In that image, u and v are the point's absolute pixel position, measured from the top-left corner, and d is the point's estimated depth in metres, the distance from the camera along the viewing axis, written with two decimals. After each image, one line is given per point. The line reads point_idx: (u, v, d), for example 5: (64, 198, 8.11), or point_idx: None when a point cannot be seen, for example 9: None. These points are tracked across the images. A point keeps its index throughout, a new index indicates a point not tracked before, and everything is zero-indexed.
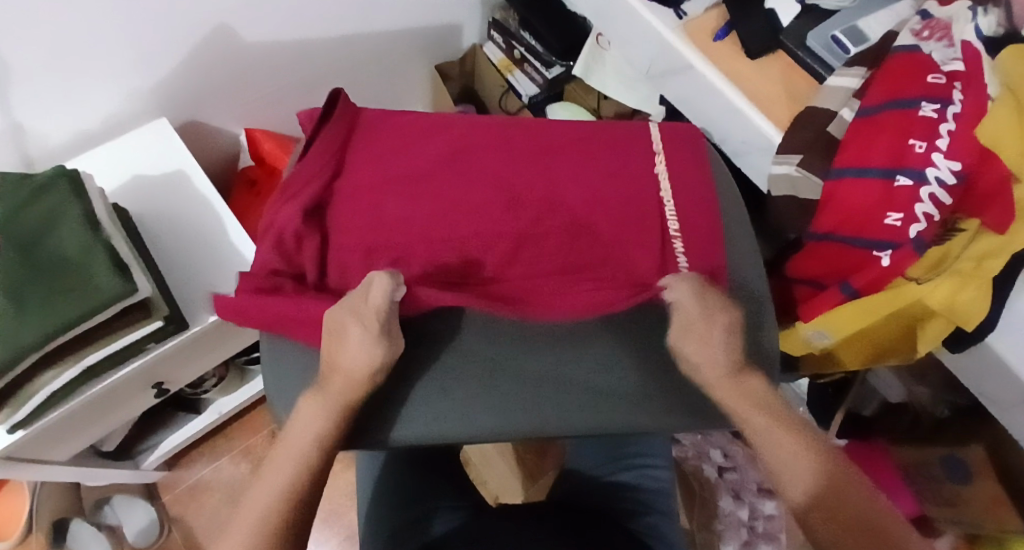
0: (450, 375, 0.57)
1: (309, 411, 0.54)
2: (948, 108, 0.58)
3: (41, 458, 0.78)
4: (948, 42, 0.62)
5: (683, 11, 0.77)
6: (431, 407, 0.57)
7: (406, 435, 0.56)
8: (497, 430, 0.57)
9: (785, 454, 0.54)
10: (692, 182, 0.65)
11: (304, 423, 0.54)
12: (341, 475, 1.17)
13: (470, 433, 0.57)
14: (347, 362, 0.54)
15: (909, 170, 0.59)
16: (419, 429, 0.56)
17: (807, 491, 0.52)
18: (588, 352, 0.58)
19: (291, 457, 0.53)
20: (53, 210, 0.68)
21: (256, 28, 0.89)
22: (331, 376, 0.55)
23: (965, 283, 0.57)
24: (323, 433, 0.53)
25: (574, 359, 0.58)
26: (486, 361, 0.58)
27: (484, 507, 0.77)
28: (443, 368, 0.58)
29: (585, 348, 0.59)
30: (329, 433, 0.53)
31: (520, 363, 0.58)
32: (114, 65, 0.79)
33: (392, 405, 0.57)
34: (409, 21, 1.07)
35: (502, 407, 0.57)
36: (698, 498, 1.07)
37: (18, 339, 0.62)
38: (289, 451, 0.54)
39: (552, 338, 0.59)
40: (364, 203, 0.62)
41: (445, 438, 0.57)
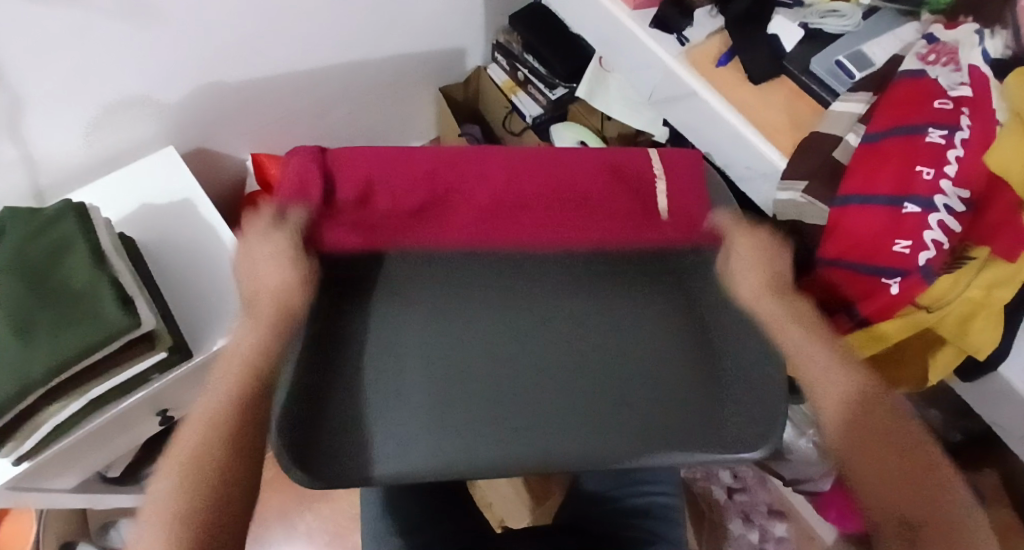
0: (449, 397, 0.57)
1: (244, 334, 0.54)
2: (956, 134, 0.57)
3: (46, 487, 0.78)
4: (955, 66, 0.61)
5: (686, 37, 0.77)
6: (435, 439, 0.54)
7: (310, 479, 0.52)
8: (504, 461, 0.53)
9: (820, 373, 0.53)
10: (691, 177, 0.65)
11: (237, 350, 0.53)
12: (346, 498, 1.16)
13: (476, 466, 0.53)
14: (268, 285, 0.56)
15: (916, 198, 0.57)
16: (326, 472, 0.52)
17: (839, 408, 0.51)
18: (524, 398, 0.57)
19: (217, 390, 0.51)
20: (60, 243, 0.69)
21: (263, 59, 0.90)
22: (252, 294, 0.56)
23: (976, 308, 0.59)
24: (253, 347, 0.53)
25: (519, 405, 0.57)
26: (418, 403, 0.57)
27: (488, 535, 0.76)
28: (364, 409, 0.56)
29: (518, 393, 0.57)
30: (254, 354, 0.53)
31: (452, 410, 0.56)
32: (124, 97, 0.80)
33: (391, 441, 0.54)
34: (413, 47, 1.08)
35: (447, 443, 0.54)
36: (706, 519, 1.06)
37: (25, 373, 0.62)
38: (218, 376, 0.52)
39: (489, 380, 0.58)
40: (361, 179, 0.61)
41: (453, 473, 0.53)
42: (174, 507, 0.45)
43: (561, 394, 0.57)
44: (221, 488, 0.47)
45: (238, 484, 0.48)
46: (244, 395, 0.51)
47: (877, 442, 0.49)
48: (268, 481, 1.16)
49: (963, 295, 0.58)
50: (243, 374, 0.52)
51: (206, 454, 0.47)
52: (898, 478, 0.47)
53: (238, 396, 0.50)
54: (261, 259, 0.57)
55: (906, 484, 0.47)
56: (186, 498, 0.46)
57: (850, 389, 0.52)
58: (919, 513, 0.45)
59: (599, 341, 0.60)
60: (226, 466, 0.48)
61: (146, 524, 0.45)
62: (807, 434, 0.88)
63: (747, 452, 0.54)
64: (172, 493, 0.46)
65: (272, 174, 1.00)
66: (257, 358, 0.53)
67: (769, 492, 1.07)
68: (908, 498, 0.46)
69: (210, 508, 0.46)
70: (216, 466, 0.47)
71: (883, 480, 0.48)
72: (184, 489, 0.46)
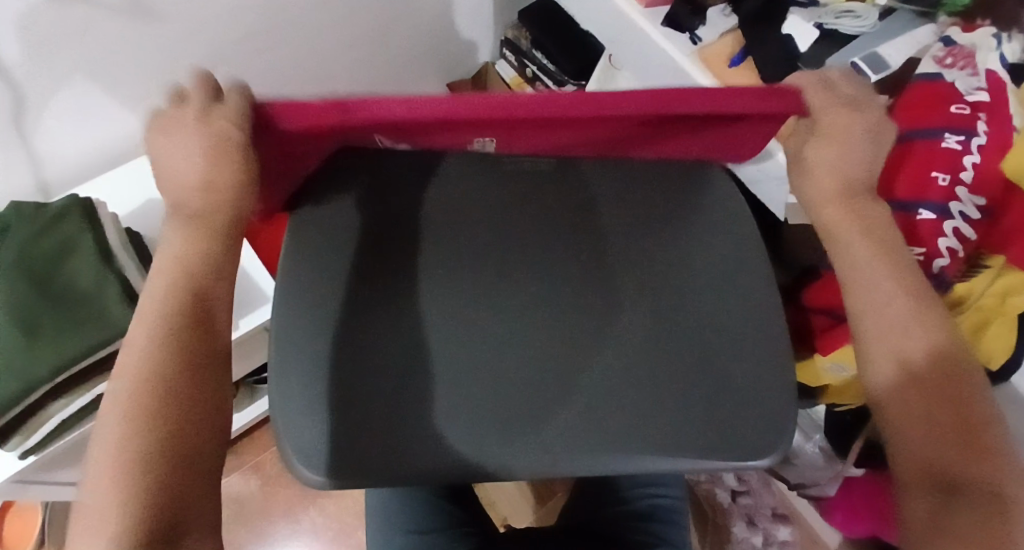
0: (492, 380, 0.52)
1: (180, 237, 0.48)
2: (973, 139, 0.57)
3: (50, 481, 0.78)
4: (972, 70, 0.60)
5: (698, 36, 0.76)
6: (481, 432, 0.50)
7: (319, 478, 0.49)
8: (556, 454, 0.49)
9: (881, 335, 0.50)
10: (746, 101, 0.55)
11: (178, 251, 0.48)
12: (350, 493, 1.16)
13: (523, 462, 0.49)
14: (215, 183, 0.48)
15: (931, 204, 0.57)
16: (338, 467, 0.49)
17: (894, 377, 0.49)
18: (547, 398, 0.52)
19: (163, 290, 0.46)
20: (66, 241, 0.69)
21: (267, 54, 0.89)
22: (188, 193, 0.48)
23: (989, 317, 0.59)
24: (202, 256, 0.48)
25: (539, 403, 0.51)
26: (447, 399, 0.51)
27: (493, 537, 0.76)
28: (373, 402, 0.51)
29: (539, 392, 0.52)
30: (199, 257, 0.48)
31: (470, 406, 0.51)
32: (130, 92, 0.80)
33: (444, 423, 0.50)
34: (421, 42, 1.07)
35: (489, 440, 0.50)
36: (710, 521, 1.07)
37: (29, 372, 0.62)
38: (164, 276, 0.47)
39: (504, 373, 0.53)
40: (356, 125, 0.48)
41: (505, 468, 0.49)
42: (131, 453, 0.40)
43: (590, 395, 0.52)
44: (189, 426, 0.42)
45: (207, 425, 0.43)
46: (188, 329, 0.45)
47: (934, 402, 0.47)
48: (273, 476, 1.16)
49: (976, 305, 0.59)
50: (183, 302, 0.46)
51: (164, 392, 0.43)
52: (950, 443, 0.45)
53: (182, 328, 0.45)
54: (183, 152, 0.48)
55: (952, 432, 0.46)
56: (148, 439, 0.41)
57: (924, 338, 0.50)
58: (955, 468, 0.44)
59: (615, 336, 0.55)
60: (190, 402, 0.43)
61: (99, 469, 0.40)
62: (814, 438, 0.92)
63: (756, 459, 0.50)
64: (128, 435, 0.41)
65: None
66: (198, 284, 0.47)
67: (773, 495, 1.06)
68: (949, 448, 0.45)
69: (186, 448, 0.42)
70: (184, 409, 0.43)
71: (933, 446, 0.45)
72: (141, 430, 0.41)
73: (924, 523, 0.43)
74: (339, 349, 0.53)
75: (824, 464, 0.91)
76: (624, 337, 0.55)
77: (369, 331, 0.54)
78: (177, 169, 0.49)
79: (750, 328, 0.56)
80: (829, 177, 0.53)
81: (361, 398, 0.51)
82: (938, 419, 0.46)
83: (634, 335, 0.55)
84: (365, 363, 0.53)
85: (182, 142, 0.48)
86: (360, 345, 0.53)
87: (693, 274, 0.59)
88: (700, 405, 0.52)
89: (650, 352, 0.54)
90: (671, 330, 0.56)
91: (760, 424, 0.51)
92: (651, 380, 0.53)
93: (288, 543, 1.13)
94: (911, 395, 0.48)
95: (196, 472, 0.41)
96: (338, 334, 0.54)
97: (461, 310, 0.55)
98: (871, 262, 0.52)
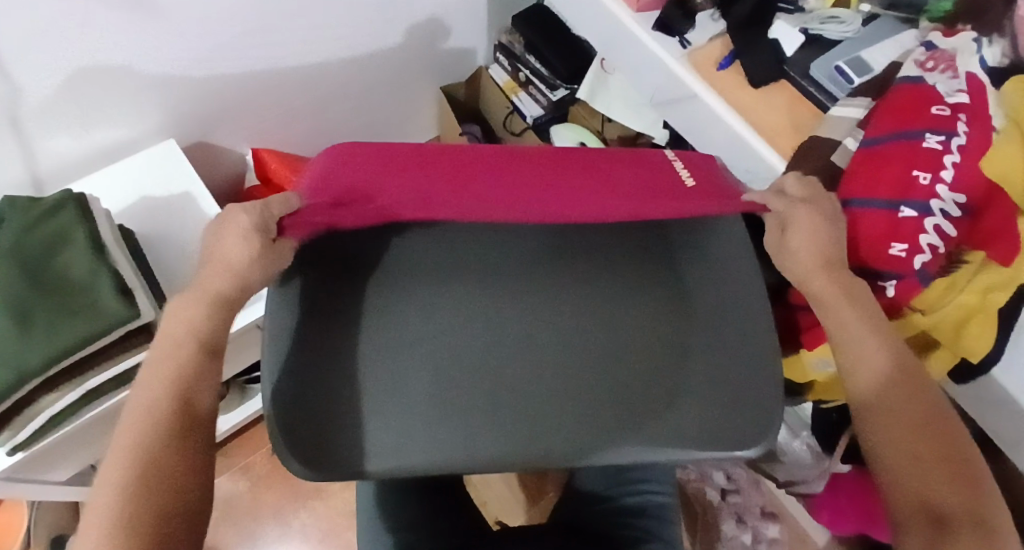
0: (480, 381, 0.53)
1: (182, 305, 0.51)
2: (953, 140, 0.58)
3: (40, 478, 0.78)
4: (953, 73, 0.62)
5: (688, 40, 0.77)
6: (435, 434, 0.50)
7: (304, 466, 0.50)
8: (502, 458, 0.50)
9: (856, 367, 0.52)
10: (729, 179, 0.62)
11: (178, 318, 0.51)
12: (341, 493, 1.16)
13: (480, 461, 0.50)
14: (231, 261, 0.51)
15: (913, 202, 0.59)
16: (326, 458, 0.50)
17: (868, 407, 0.51)
18: (541, 392, 0.53)
19: (163, 355, 0.49)
20: (58, 234, 0.69)
21: (264, 53, 0.89)
22: (209, 269, 0.52)
23: (969, 314, 0.60)
24: (199, 324, 0.50)
25: (532, 397, 0.52)
26: (437, 391, 0.52)
27: (485, 533, 0.76)
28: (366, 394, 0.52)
29: (533, 382, 0.53)
30: (200, 322, 0.50)
31: (461, 400, 0.52)
32: (123, 91, 0.81)
33: (385, 433, 0.50)
34: (415, 44, 1.08)
35: (478, 439, 0.50)
36: (700, 522, 1.07)
37: (21, 364, 0.62)
38: (165, 342, 0.50)
39: (496, 365, 0.53)
40: (359, 191, 0.54)
41: (457, 467, 0.50)
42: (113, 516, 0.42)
43: (579, 390, 0.53)
44: (169, 493, 0.44)
45: (185, 491, 0.45)
46: (178, 396, 0.48)
47: (910, 435, 0.49)
48: (263, 478, 1.16)
49: (958, 299, 0.60)
50: (175, 370, 0.49)
51: (153, 456, 0.45)
52: (928, 475, 0.47)
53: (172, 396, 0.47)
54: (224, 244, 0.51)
55: (942, 469, 0.47)
56: (135, 504, 0.43)
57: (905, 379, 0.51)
58: (940, 502, 0.46)
59: (607, 332, 0.56)
60: (174, 468, 0.45)
61: (87, 529, 0.42)
62: (801, 435, 0.92)
63: (742, 450, 0.52)
64: (117, 498, 0.43)
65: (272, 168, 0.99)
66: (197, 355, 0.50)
67: (762, 494, 1.08)
68: (947, 493, 0.47)
69: (167, 513, 0.44)
70: (171, 473, 0.45)
71: (910, 478, 0.48)
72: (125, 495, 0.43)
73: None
74: (332, 344, 0.54)
75: (812, 461, 0.90)
76: (615, 330, 0.56)
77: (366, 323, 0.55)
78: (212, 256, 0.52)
79: (737, 323, 0.58)
80: (816, 251, 0.56)
81: (357, 389, 0.52)
82: (914, 452, 0.48)
83: (627, 329, 0.56)
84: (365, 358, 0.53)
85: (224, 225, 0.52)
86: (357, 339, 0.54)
87: (684, 270, 0.60)
88: (690, 397, 0.53)
89: (641, 345, 0.55)
90: (660, 325, 0.57)
91: (744, 416, 0.53)
92: (643, 375, 0.54)
93: (277, 545, 1.12)
94: (885, 427, 0.50)
95: (169, 533, 0.43)
96: (334, 329, 0.54)
97: (447, 305, 0.56)
98: (858, 322, 0.53)
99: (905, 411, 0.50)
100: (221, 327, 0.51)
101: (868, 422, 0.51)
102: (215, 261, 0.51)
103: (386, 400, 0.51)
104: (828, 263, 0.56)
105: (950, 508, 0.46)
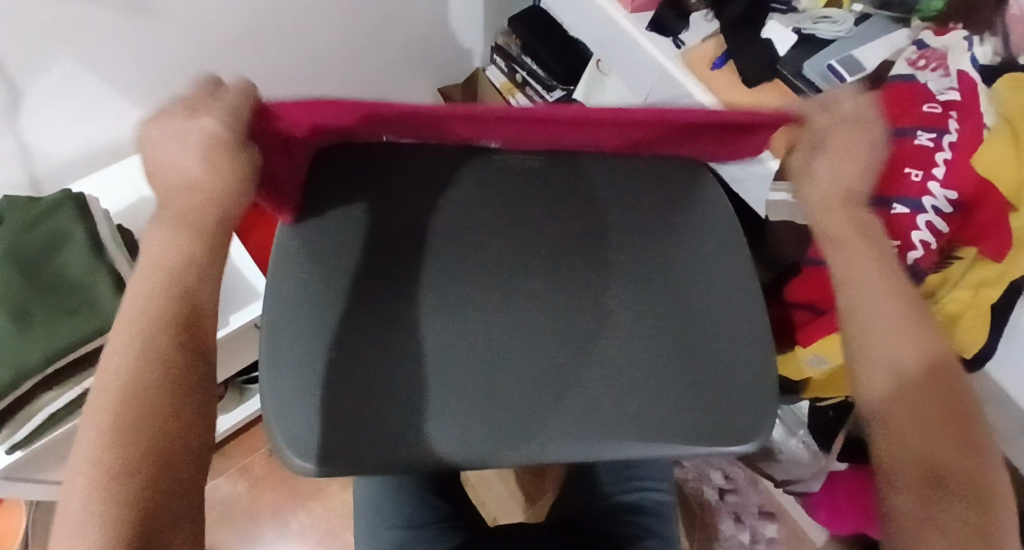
0: (476, 376, 0.53)
1: (169, 234, 0.45)
2: (944, 137, 0.59)
3: (39, 478, 0.78)
4: (944, 71, 0.63)
5: (681, 40, 0.78)
6: (468, 428, 0.51)
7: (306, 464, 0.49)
8: (513, 453, 0.50)
9: (873, 320, 0.49)
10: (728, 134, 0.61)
11: (167, 248, 0.44)
12: (339, 494, 1.16)
13: (491, 456, 0.50)
14: (203, 181, 0.46)
15: (905, 199, 0.59)
16: (324, 454, 0.50)
17: (884, 359, 0.48)
18: (536, 386, 0.53)
19: (150, 287, 0.43)
20: (57, 233, 0.69)
21: (262, 54, 0.90)
22: (177, 191, 0.46)
23: (965, 308, 0.61)
24: (192, 255, 0.45)
25: (528, 391, 0.53)
26: (433, 386, 0.52)
27: (483, 529, 0.76)
28: (365, 385, 0.52)
29: (527, 377, 0.54)
30: (193, 254, 0.45)
31: (458, 393, 0.52)
32: (121, 91, 0.81)
33: (389, 429, 0.50)
34: (412, 46, 1.09)
35: (486, 433, 0.51)
36: (698, 521, 1.07)
37: (18, 361, 0.62)
38: (152, 273, 0.44)
39: (494, 360, 0.54)
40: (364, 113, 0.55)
41: (471, 463, 0.50)
42: (109, 469, 0.36)
43: (572, 385, 0.53)
44: (171, 440, 0.39)
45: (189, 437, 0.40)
46: (172, 334, 0.42)
47: (922, 399, 0.46)
48: (261, 478, 1.16)
49: (950, 295, 0.61)
50: (170, 305, 0.43)
51: (149, 399, 0.39)
52: (935, 441, 0.44)
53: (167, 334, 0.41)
54: (189, 149, 0.45)
55: (950, 439, 0.45)
56: (119, 456, 0.37)
57: (912, 327, 0.49)
58: (946, 471, 0.43)
59: (601, 327, 0.56)
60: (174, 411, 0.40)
61: (77, 482, 0.36)
62: (797, 434, 0.90)
63: (738, 445, 0.52)
64: (101, 446, 0.37)
65: None
66: (191, 279, 0.44)
67: (759, 493, 1.08)
68: (951, 451, 0.44)
69: (169, 459, 0.38)
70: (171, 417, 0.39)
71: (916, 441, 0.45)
72: (122, 443, 0.37)
73: (907, 518, 0.42)
74: (332, 341, 0.54)
75: (809, 459, 0.90)
76: (610, 327, 0.56)
77: (363, 319, 0.55)
78: (177, 169, 0.46)
79: (730, 319, 0.58)
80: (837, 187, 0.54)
81: (357, 385, 0.52)
82: (924, 415, 0.45)
83: (623, 324, 0.57)
84: (361, 354, 0.54)
85: (183, 134, 0.46)
86: (357, 336, 0.54)
87: (680, 267, 0.61)
88: (685, 390, 0.54)
89: (636, 340, 0.56)
90: (654, 321, 0.57)
91: (738, 414, 0.53)
92: (639, 371, 0.54)
93: (275, 546, 1.12)
94: (897, 386, 0.47)
95: (173, 484, 0.38)
96: (332, 326, 0.55)
97: (456, 302, 0.57)
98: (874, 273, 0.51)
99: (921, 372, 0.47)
100: (219, 250, 0.46)
101: (873, 368, 0.48)
102: (179, 181, 0.46)
103: (388, 397, 0.52)
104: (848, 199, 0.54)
105: (953, 476, 0.43)
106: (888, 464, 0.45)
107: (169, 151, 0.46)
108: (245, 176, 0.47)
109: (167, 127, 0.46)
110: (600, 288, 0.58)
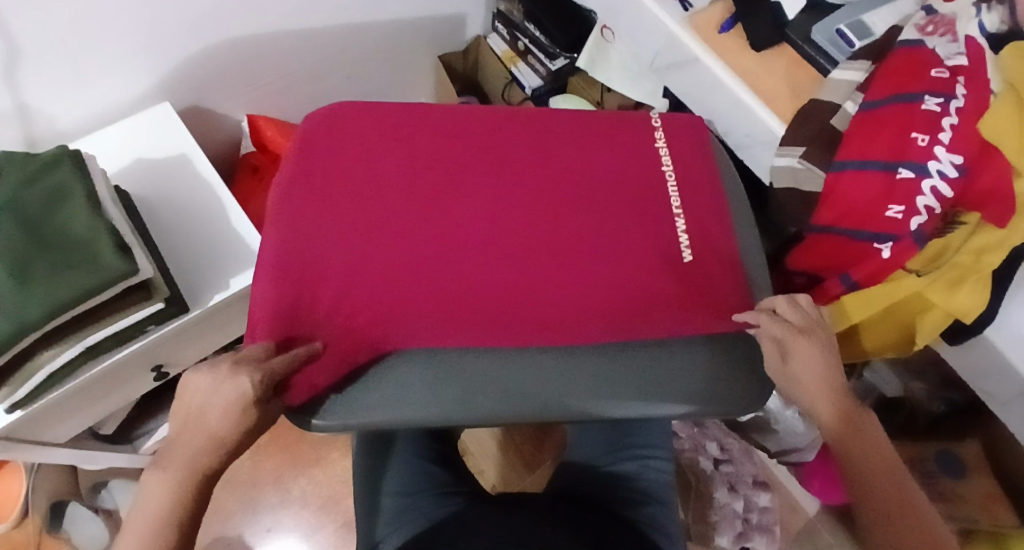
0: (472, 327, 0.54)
1: (156, 480, 0.45)
2: (951, 102, 0.59)
3: (41, 440, 0.78)
4: (952, 37, 0.63)
5: (689, 3, 0.78)
6: (435, 386, 0.52)
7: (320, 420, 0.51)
8: (502, 411, 0.52)
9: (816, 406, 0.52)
10: (699, 167, 0.63)
11: (152, 497, 0.45)
12: (339, 462, 1.17)
13: (474, 414, 0.51)
14: (216, 433, 0.46)
15: (911, 164, 0.59)
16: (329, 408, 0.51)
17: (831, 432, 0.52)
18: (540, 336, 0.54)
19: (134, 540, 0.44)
20: (57, 189, 0.68)
21: (261, 17, 0.89)
22: (185, 437, 0.46)
23: (965, 273, 0.60)
24: (180, 505, 0.45)
25: (553, 372, 0.53)
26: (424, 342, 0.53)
27: (485, 493, 0.76)
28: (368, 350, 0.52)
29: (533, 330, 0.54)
30: (184, 504, 0.45)
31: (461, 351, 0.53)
32: (119, 51, 0.79)
33: (384, 386, 0.52)
34: (412, 11, 1.07)
35: (478, 390, 0.52)
36: (694, 490, 1.06)
37: (21, 314, 0.62)
38: (138, 521, 0.45)
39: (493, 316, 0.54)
40: (358, 248, 0.55)
41: (450, 420, 0.51)
42: None
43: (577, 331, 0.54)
44: None
45: None
46: None
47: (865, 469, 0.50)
48: (262, 446, 1.16)
49: (952, 261, 0.60)
50: None
51: None
52: (888, 502, 0.49)
53: None
54: (222, 408, 0.46)
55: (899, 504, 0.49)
56: None
57: (840, 407, 0.52)
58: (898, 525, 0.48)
59: (610, 291, 0.55)
60: None
61: None
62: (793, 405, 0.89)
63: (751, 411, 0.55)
64: None
65: (269, 136, 1.00)
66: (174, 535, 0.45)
67: (754, 463, 1.10)
68: (886, 499, 0.49)
69: None
70: None
71: (877, 507, 0.49)
72: None
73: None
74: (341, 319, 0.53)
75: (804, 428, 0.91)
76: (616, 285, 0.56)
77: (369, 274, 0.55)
78: (195, 417, 0.46)
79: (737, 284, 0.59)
80: (816, 378, 0.52)
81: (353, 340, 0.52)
82: (875, 487, 0.49)
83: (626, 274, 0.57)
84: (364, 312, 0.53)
85: (217, 394, 0.46)
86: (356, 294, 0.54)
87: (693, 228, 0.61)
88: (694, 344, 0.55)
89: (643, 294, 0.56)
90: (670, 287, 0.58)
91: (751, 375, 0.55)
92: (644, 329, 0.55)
93: (276, 512, 1.13)
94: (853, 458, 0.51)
95: None
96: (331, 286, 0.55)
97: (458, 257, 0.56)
98: (822, 392, 0.52)
99: (853, 445, 0.51)
100: (205, 494, 0.47)
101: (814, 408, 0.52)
102: (194, 429, 0.46)
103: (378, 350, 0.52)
104: (830, 380, 0.52)
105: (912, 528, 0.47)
106: (875, 512, 0.49)
107: (195, 396, 0.47)
108: (253, 427, 0.48)
109: (206, 381, 0.46)
110: (629, 254, 0.57)
